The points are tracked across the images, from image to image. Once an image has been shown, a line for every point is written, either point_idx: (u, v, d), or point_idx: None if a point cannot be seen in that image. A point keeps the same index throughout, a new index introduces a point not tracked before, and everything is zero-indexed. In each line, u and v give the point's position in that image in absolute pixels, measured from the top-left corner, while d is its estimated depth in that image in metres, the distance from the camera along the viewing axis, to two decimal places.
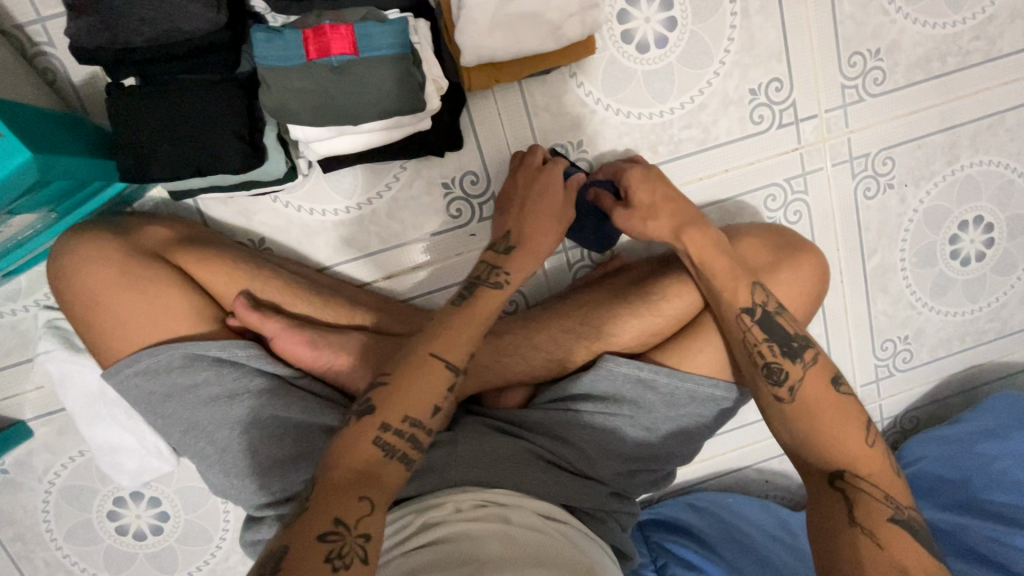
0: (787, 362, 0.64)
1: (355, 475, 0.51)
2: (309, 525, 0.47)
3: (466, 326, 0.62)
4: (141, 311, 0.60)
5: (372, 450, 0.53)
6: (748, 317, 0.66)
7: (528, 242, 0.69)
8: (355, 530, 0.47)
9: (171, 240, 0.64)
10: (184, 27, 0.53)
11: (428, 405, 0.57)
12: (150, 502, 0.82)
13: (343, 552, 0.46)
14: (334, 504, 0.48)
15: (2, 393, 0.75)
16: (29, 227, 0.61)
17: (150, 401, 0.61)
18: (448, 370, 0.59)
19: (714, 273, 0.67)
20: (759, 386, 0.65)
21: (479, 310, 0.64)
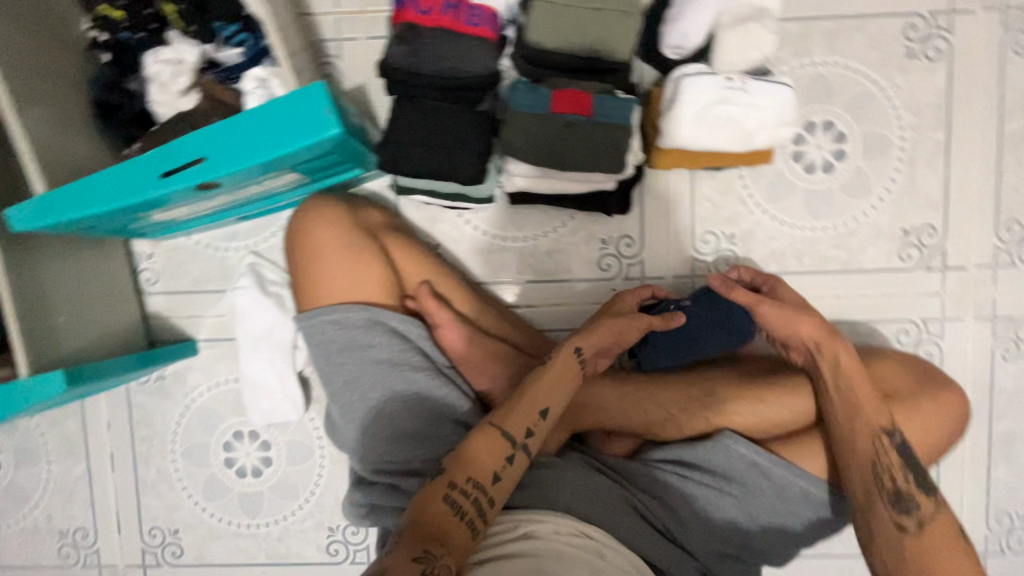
0: (920, 495, 0.66)
1: (434, 524, 0.57)
2: (395, 555, 0.53)
3: (525, 398, 0.65)
4: (349, 273, 0.71)
5: (444, 505, 0.58)
6: (888, 439, 0.67)
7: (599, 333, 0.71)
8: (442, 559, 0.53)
9: (382, 225, 0.77)
10: (467, 68, 0.68)
11: (490, 471, 0.61)
12: (261, 445, 0.90)
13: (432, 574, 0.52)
14: (416, 541, 0.55)
15: (189, 311, 0.89)
16: (285, 184, 0.75)
17: (327, 348, 0.71)
18: (508, 439, 0.63)
19: (858, 395, 0.69)
20: (880, 511, 0.66)
21: (539, 384, 0.66)
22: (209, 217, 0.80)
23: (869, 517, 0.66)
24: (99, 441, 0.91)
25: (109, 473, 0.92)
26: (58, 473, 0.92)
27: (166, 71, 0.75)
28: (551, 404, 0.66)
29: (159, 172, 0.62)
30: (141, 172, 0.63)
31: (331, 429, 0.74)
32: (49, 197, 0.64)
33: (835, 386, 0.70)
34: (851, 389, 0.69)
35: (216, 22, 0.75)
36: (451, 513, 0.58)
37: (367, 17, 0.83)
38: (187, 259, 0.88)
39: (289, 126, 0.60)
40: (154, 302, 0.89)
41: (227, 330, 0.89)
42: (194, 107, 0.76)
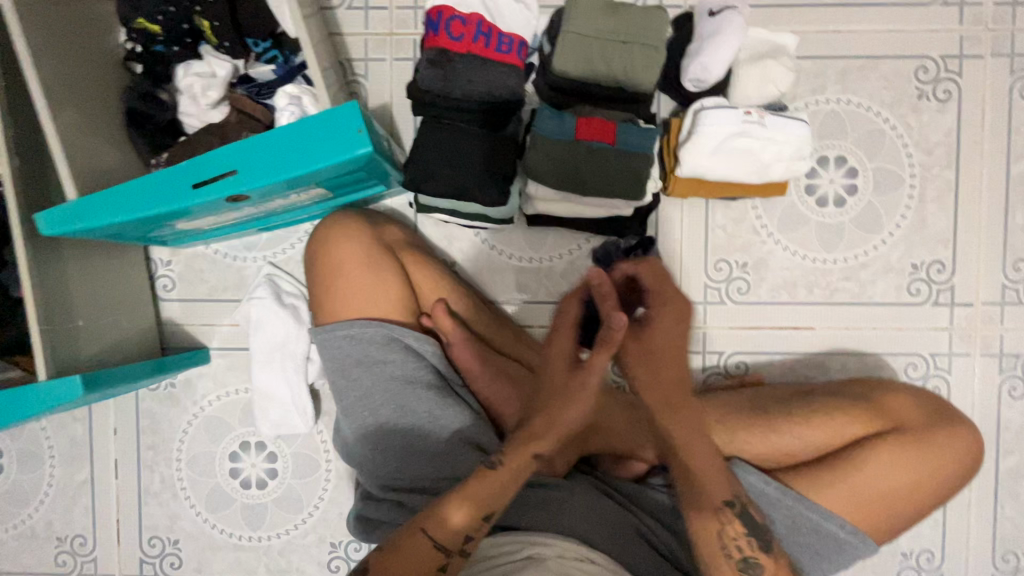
0: (765, 558, 0.66)
1: None
2: None
3: (462, 506, 0.61)
4: (367, 290, 0.72)
5: None
6: (731, 509, 0.67)
7: (542, 419, 0.64)
8: None
9: (401, 242, 0.78)
10: (496, 93, 0.70)
11: None
12: (266, 456, 0.90)
13: None
14: None
15: (203, 319, 0.89)
16: (308, 200, 0.76)
17: (342, 363, 0.71)
18: (438, 552, 0.59)
19: (695, 467, 0.68)
20: (724, 570, 0.66)
21: (479, 490, 0.62)
22: (231, 227, 0.81)
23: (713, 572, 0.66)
24: (105, 447, 0.91)
25: (112, 480, 0.91)
26: (61, 477, 0.91)
27: (197, 84, 0.77)
28: (489, 510, 0.62)
29: (192, 183, 0.63)
30: (173, 183, 0.64)
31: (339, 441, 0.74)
32: (82, 202, 0.65)
33: (679, 454, 0.68)
34: (693, 462, 0.68)
35: (250, 39, 0.78)
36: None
37: (395, 40, 0.86)
38: (204, 267, 0.89)
39: (323, 145, 0.61)
40: (168, 309, 0.89)
41: (239, 339, 0.89)
42: (223, 119, 0.78)
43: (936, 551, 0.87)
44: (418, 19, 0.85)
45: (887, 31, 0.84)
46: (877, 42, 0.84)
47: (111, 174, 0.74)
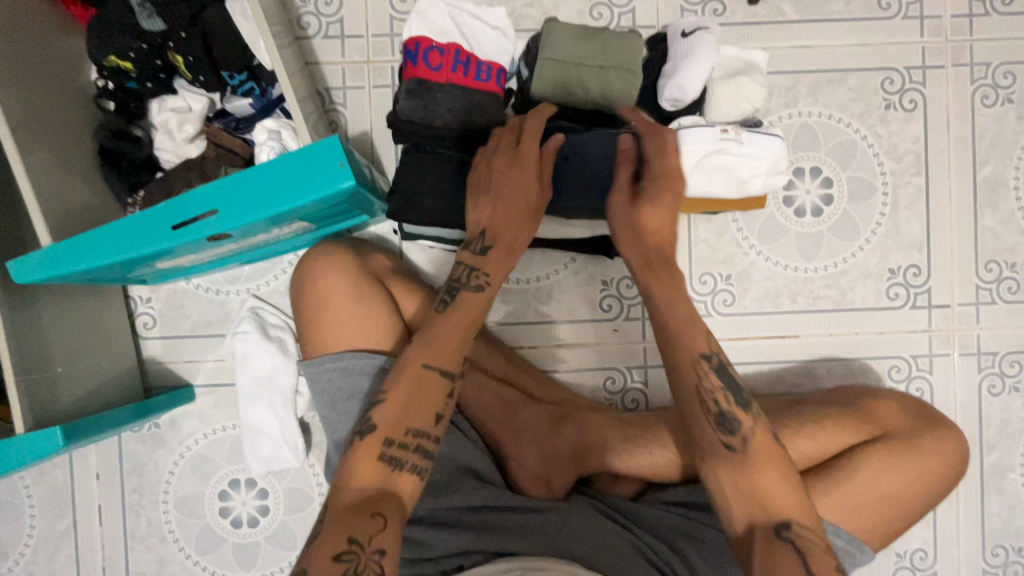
0: (740, 411, 0.62)
1: (367, 496, 0.56)
2: (324, 548, 0.52)
3: (450, 336, 0.63)
4: (356, 319, 0.72)
5: (379, 465, 0.57)
6: (706, 361, 0.63)
7: (505, 237, 0.66)
8: (371, 547, 0.52)
9: (389, 270, 0.78)
10: (476, 121, 0.70)
11: (429, 415, 0.60)
12: (257, 493, 0.88)
13: (359, 567, 0.51)
14: (348, 525, 0.53)
15: (186, 357, 0.87)
16: (290, 233, 0.75)
17: (331, 398, 0.70)
18: (442, 379, 0.61)
19: (672, 321, 0.65)
20: (702, 430, 0.62)
21: (458, 321, 0.64)
22: (211, 263, 0.79)
23: (699, 442, 0.62)
24: (88, 493, 0.88)
25: (97, 526, 0.88)
26: (41, 527, 0.88)
27: (173, 120, 0.76)
28: (475, 330, 0.64)
29: (170, 225, 0.62)
30: (152, 224, 0.62)
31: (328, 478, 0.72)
32: (57, 249, 0.63)
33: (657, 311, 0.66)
34: (670, 319, 0.65)
35: (225, 73, 0.76)
36: (386, 469, 0.57)
37: (373, 67, 0.86)
38: (185, 302, 0.87)
39: (306, 182, 0.61)
40: (149, 347, 0.87)
41: (225, 374, 0.87)
42: (200, 154, 0.78)
43: (929, 550, 0.88)
44: (395, 46, 0.86)
45: (852, 45, 0.87)
46: (844, 55, 0.87)
47: (84, 213, 0.73)
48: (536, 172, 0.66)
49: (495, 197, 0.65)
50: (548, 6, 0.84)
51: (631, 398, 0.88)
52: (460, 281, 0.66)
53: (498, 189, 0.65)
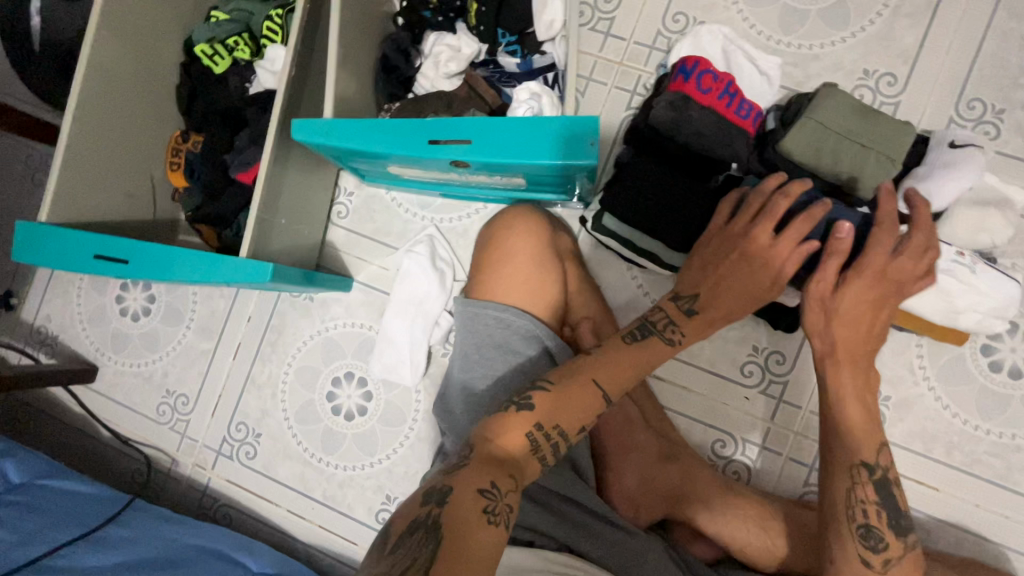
0: (890, 534, 0.59)
1: (506, 456, 0.57)
2: (467, 479, 0.53)
3: (624, 367, 0.64)
4: (530, 280, 0.76)
5: (524, 439, 0.58)
6: (866, 472, 0.61)
7: (708, 309, 0.68)
8: (506, 498, 0.53)
9: (569, 252, 0.83)
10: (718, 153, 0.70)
11: (580, 422, 0.61)
12: (362, 392, 0.95)
13: (494, 511, 0.52)
14: (487, 470, 0.55)
15: (358, 253, 0.97)
16: (500, 186, 0.81)
17: (482, 341, 0.75)
18: (600, 404, 0.62)
19: (847, 415, 0.63)
20: (845, 541, 0.60)
21: (634, 360, 0.65)
22: (420, 184, 0.87)
23: (834, 547, 0.60)
24: (235, 330, 1.00)
25: (230, 359, 1.00)
26: (190, 340, 1.01)
27: (445, 54, 0.85)
28: (643, 376, 0.66)
29: (428, 138, 0.69)
30: (413, 133, 0.70)
31: (443, 409, 0.77)
32: (338, 122, 0.71)
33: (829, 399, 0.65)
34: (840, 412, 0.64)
35: (501, 31, 0.85)
36: (526, 445, 0.58)
37: (622, 70, 0.90)
38: (378, 208, 0.96)
39: (554, 148, 0.66)
40: (335, 233, 0.97)
41: (383, 281, 0.95)
42: (453, 89, 0.86)
43: None
44: (651, 58, 0.90)
45: None
46: None
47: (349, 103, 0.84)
48: (771, 262, 0.65)
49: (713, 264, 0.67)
50: (810, 75, 0.85)
51: (733, 469, 0.85)
52: (655, 326, 0.68)
53: (722, 260, 0.67)
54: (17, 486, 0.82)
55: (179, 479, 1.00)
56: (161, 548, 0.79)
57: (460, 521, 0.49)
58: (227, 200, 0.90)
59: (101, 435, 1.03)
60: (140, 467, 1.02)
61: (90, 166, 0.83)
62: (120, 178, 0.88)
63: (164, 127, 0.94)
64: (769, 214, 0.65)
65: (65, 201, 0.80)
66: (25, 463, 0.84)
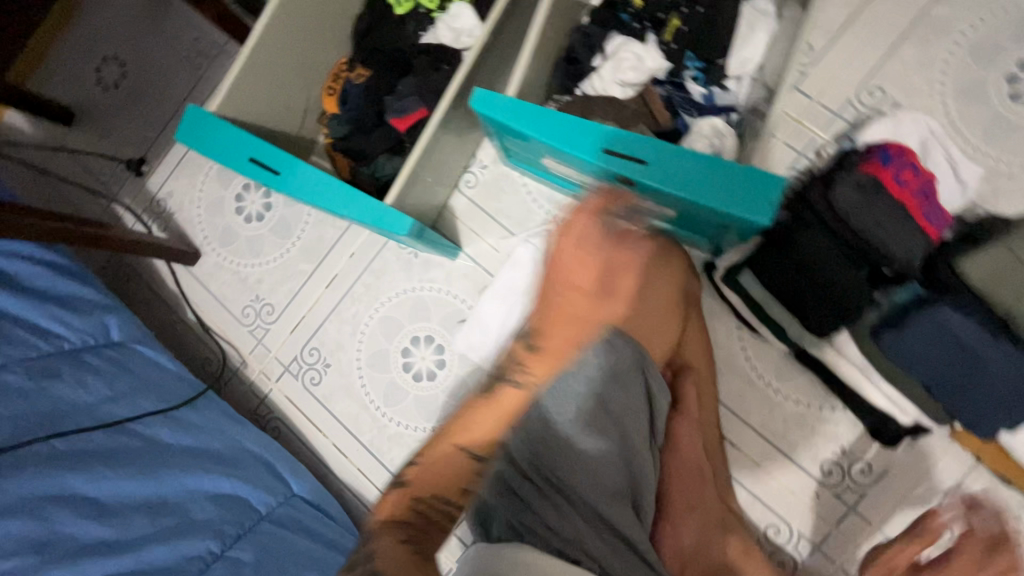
0: None
1: (415, 517, 0.63)
2: (385, 539, 0.60)
3: (490, 421, 0.68)
4: (652, 312, 0.78)
5: (411, 510, 0.63)
6: None
7: (550, 345, 0.73)
8: (428, 542, 0.62)
9: (690, 297, 0.83)
10: (888, 250, 0.67)
11: (456, 487, 0.66)
12: (437, 358, 0.96)
13: (426, 544, 0.62)
14: (396, 532, 0.61)
15: (473, 226, 0.97)
16: (649, 209, 0.80)
17: (584, 356, 0.74)
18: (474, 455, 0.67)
19: None
20: None
21: (501, 414, 0.69)
22: (564, 182, 0.87)
23: None
24: (336, 261, 1.02)
25: (322, 287, 1.03)
26: (291, 256, 1.04)
27: (630, 61, 0.83)
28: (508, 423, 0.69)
29: (602, 147, 0.68)
30: (588, 138, 0.68)
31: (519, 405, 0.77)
32: (521, 105, 0.70)
33: None
34: None
35: (690, 54, 0.83)
36: (414, 510, 0.64)
37: (798, 127, 0.86)
38: (507, 189, 0.96)
39: (728, 196, 0.64)
40: (457, 200, 0.98)
41: (490, 260, 0.96)
42: (625, 99, 0.84)
43: None
44: (831, 125, 0.85)
45: None
46: None
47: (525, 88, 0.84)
48: (616, 284, 0.76)
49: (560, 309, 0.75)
50: (1001, 191, 0.80)
51: (781, 560, 0.83)
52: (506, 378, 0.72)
53: (559, 290, 0.78)
54: (114, 343, 0.85)
55: (243, 381, 1.05)
56: (227, 445, 0.82)
57: (401, 568, 0.56)
58: (374, 137, 0.90)
59: (186, 317, 1.08)
60: (212, 358, 1.06)
61: (263, 71, 0.85)
62: (283, 89, 0.90)
63: (334, 52, 0.96)
64: (608, 216, 0.78)
65: (233, 97, 0.82)
66: (126, 324, 0.87)
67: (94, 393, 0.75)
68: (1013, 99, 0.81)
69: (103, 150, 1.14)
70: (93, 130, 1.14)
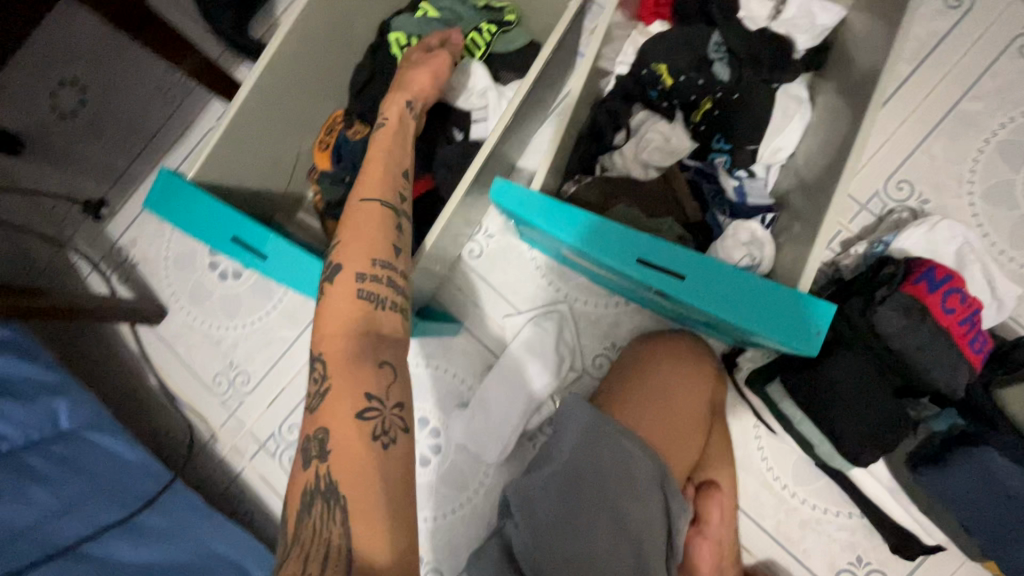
0: None
1: (367, 374, 0.51)
2: (341, 412, 0.49)
3: (380, 179, 0.63)
4: (676, 423, 0.73)
5: (357, 364, 0.52)
6: None
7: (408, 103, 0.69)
8: (390, 406, 0.51)
9: (716, 407, 0.78)
10: (931, 380, 0.63)
11: (382, 291, 0.56)
12: (432, 442, 0.89)
13: (387, 422, 0.50)
14: (347, 393, 0.50)
15: (478, 301, 0.90)
16: (674, 308, 0.74)
17: (602, 470, 0.68)
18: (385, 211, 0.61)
19: None
20: None
21: (390, 136, 0.67)
22: (582, 268, 0.80)
23: None
24: None
25: (305, 357, 0.93)
26: (270, 320, 0.94)
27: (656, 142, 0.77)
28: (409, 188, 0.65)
29: (638, 257, 0.61)
30: (624, 246, 0.61)
31: (529, 501, 0.66)
32: (551, 202, 0.63)
33: None
34: None
35: (721, 136, 0.77)
36: (366, 305, 0.55)
37: None
38: (514, 263, 0.89)
39: (775, 322, 0.58)
40: (460, 270, 0.90)
41: (493, 338, 0.89)
42: (648, 182, 0.78)
43: None
44: (858, 217, 0.82)
45: None
46: None
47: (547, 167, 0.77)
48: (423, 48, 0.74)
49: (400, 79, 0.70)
50: None
51: None
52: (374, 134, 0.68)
53: (410, 73, 0.70)
54: (63, 433, 0.75)
55: (213, 456, 0.95)
56: (195, 552, 0.72)
57: (350, 463, 0.47)
58: None
59: (149, 382, 0.97)
60: (178, 430, 0.96)
61: (250, 130, 0.76)
62: (270, 147, 0.80)
63: (328, 103, 0.87)
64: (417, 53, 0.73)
65: (215, 160, 0.73)
66: (79, 409, 0.77)
67: (38, 509, 0.66)
68: None
69: (55, 188, 1.00)
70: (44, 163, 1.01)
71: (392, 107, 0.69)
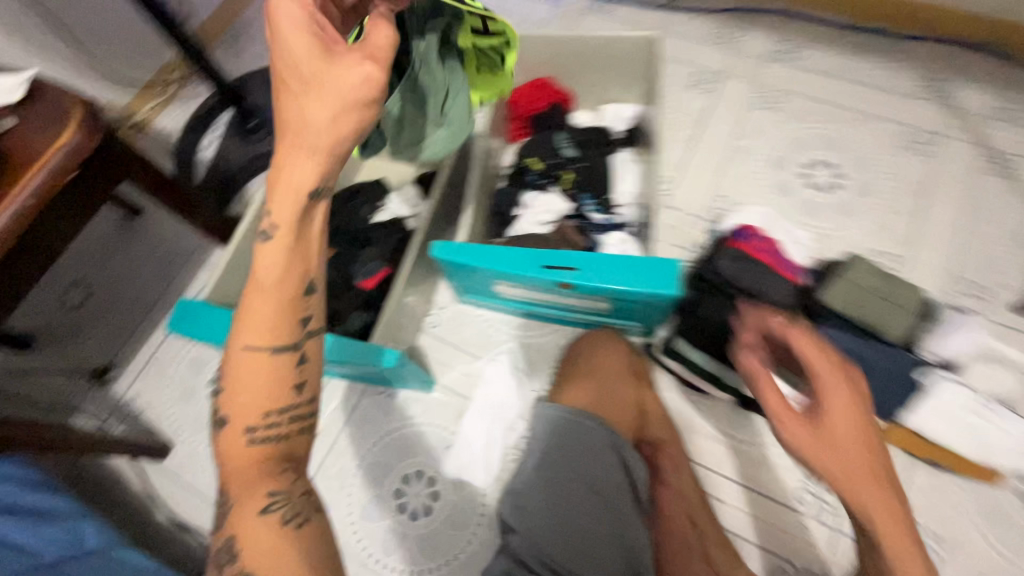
0: None
1: (262, 482, 0.55)
2: (246, 523, 0.53)
3: (274, 316, 0.55)
4: (609, 397, 0.88)
5: (252, 484, 0.55)
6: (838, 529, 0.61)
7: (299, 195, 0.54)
8: (291, 498, 0.55)
9: (643, 373, 0.97)
10: (771, 295, 0.85)
11: (282, 427, 0.56)
12: (430, 491, 0.99)
13: (292, 512, 0.54)
14: (247, 508, 0.53)
15: (444, 360, 1.08)
16: (587, 308, 0.96)
17: (562, 444, 0.79)
18: (282, 351, 0.56)
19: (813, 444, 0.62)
20: None
21: (285, 248, 0.55)
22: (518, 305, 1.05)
23: None
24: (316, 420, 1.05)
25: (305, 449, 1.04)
26: None
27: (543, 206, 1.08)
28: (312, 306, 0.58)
29: (541, 264, 0.86)
30: (529, 259, 0.87)
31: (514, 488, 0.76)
32: (470, 247, 0.89)
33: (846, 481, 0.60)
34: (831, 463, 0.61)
35: (586, 193, 1.09)
36: (276, 443, 0.56)
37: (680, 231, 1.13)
38: (465, 322, 1.11)
39: (644, 280, 0.83)
40: (424, 340, 1.10)
41: (462, 385, 1.06)
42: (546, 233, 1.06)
43: None
44: (700, 224, 1.13)
45: None
46: None
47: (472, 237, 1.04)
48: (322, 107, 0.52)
49: (293, 151, 0.54)
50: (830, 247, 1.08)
51: None
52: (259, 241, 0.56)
53: (301, 154, 0.53)
54: (89, 552, 0.80)
55: None
56: None
57: (267, 552, 0.52)
58: (346, 299, 1.03)
59: (158, 517, 1.03)
60: (191, 555, 1.00)
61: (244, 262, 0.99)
62: None
63: None
64: (310, 109, 0.52)
65: (219, 285, 0.94)
66: (103, 530, 0.83)
67: None
68: (811, 187, 1.15)
69: (66, 366, 1.16)
70: (53, 347, 1.17)
71: (279, 203, 0.55)
